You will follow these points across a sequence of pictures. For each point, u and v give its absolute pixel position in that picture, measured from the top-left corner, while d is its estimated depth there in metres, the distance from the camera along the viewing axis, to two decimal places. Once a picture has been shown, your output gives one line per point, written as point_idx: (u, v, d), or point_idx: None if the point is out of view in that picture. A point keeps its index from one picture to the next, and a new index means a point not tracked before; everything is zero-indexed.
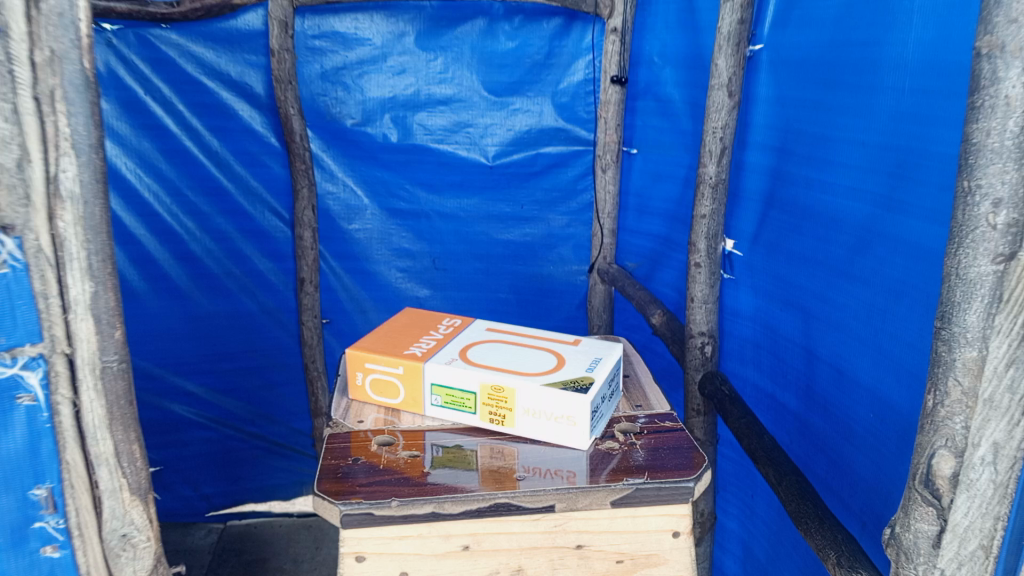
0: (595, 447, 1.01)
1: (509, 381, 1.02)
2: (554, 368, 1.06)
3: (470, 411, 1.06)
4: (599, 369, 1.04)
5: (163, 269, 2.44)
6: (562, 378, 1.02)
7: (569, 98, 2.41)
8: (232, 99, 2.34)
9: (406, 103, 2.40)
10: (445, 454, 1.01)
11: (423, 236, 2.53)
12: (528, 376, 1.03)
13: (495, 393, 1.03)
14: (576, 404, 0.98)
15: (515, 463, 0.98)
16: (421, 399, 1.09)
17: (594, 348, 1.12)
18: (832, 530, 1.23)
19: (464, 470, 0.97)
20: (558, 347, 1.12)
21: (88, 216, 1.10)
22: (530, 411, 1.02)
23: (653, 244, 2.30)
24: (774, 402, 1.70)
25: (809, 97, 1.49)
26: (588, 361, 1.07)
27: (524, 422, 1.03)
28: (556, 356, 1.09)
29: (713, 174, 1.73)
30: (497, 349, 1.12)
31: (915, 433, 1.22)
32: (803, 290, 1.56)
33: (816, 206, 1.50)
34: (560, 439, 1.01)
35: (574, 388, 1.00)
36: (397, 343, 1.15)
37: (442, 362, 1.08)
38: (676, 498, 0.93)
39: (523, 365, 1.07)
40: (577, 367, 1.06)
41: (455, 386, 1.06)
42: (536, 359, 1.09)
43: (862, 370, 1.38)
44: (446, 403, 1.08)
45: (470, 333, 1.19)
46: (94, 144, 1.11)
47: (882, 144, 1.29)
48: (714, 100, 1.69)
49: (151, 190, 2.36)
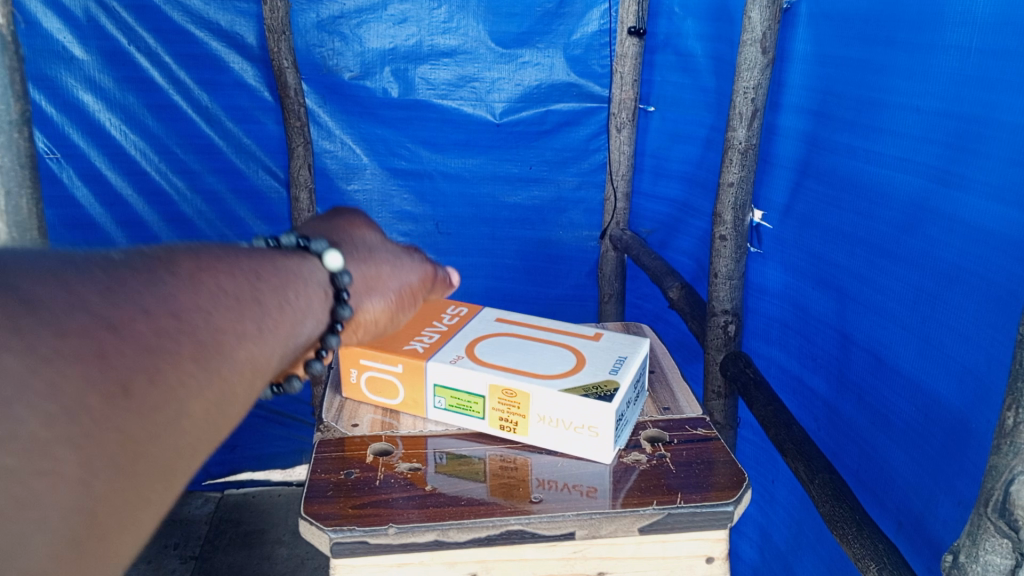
0: (619, 460, 0.90)
1: (523, 385, 0.90)
2: (573, 370, 0.94)
3: (478, 417, 0.95)
4: (624, 372, 0.92)
5: (153, 231, 2.31)
6: (581, 382, 0.90)
7: (582, 50, 2.24)
8: (223, 50, 2.17)
9: (408, 54, 2.23)
10: (451, 465, 0.90)
11: (426, 199, 2.38)
12: (545, 379, 0.91)
13: (506, 397, 0.92)
14: (599, 413, 0.86)
15: (529, 476, 0.87)
16: (423, 401, 0.98)
17: (615, 344, 1.00)
18: (872, 539, 1.13)
19: (471, 485, 0.86)
20: (576, 343, 1.00)
21: (12, 208, 1.35)
22: (544, 419, 0.90)
23: (669, 210, 2.20)
24: (801, 385, 1.59)
25: (854, 55, 1.34)
26: (611, 359, 0.95)
27: (538, 430, 0.91)
28: (574, 353, 0.97)
29: (743, 139, 1.58)
30: (507, 345, 1.00)
31: (971, 431, 1.12)
32: (838, 268, 1.44)
33: (858, 177, 1.36)
34: (580, 451, 0.90)
35: (596, 394, 0.88)
36: (396, 337, 1.03)
37: (447, 361, 0.96)
38: (713, 524, 0.82)
39: (537, 364, 0.95)
40: (599, 368, 0.94)
41: (461, 388, 0.95)
42: (553, 356, 0.97)
43: (905, 359, 1.27)
44: (450, 406, 0.97)
45: (477, 324, 1.07)
46: (15, 125, 1.35)
47: (941, 111, 1.15)
48: (745, 57, 1.53)
49: (137, 147, 2.21)
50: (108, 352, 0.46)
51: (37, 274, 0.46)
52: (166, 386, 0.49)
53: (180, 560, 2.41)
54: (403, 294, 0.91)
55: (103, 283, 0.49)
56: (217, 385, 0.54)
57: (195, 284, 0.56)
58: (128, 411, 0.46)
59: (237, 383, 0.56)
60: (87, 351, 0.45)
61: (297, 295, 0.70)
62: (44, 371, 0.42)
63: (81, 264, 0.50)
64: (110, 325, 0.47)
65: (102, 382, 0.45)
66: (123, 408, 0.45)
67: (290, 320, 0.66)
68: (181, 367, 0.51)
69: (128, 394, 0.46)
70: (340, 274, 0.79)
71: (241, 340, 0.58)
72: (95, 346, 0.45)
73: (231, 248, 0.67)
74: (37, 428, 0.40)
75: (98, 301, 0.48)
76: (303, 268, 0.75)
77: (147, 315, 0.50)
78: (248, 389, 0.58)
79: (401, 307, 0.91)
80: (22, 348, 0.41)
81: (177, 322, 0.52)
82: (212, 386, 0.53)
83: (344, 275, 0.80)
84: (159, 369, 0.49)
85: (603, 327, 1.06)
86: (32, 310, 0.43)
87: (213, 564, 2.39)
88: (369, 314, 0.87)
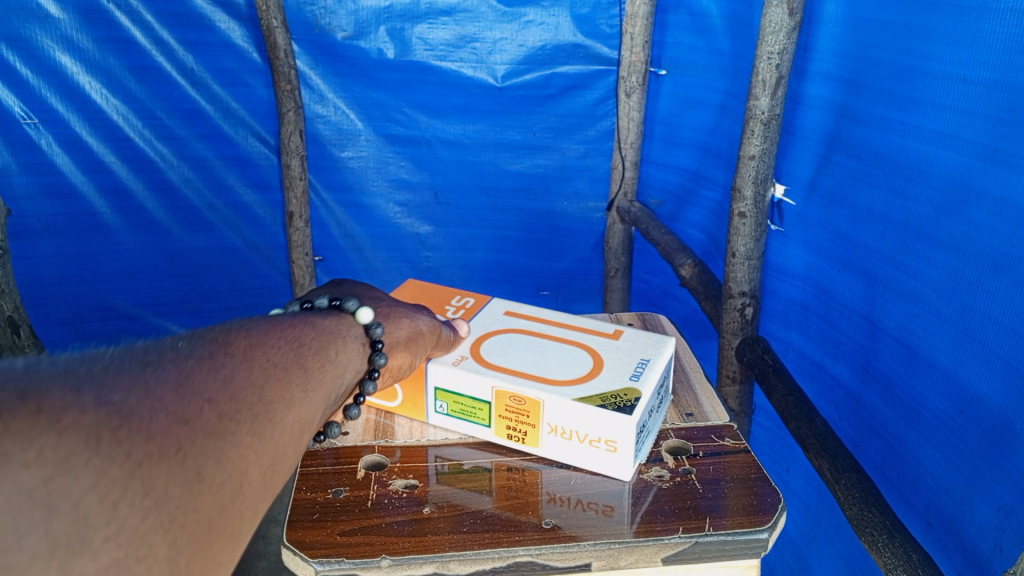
0: (640, 476, 0.84)
1: (533, 392, 0.85)
2: (591, 373, 0.88)
3: (484, 424, 0.89)
4: (646, 377, 0.87)
5: (139, 201, 2.18)
6: (599, 390, 0.85)
7: (589, 9, 2.11)
8: (209, 9, 2.04)
9: (405, 13, 2.09)
10: (452, 478, 0.84)
11: (424, 166, 2.27)
12: (559, 385, 0.86)
13: (514, 404, 0.86)
14: (616, 426, 0.81)
15: (539, 493, 0.82)
16: (423, 405, 0.93)
17: (636, 345, 0.94)
18: (904, 548, 1.06)
19: (475, 504, 0.80)
20: (593, 342, 0.95)
21: None
22: (556, 430, 0.85)
23: (679, 179, 2.11)
24: (822, 372, 1.51)
25: (892, 18, 1.22)
26: (632, 359, 0.91)
27: (548, 441, 0.86)
28: (592, 355, 0.92)
29: (766, 109, 1.48)
30: (517, 343, 0.95)
31: (1006, 429, 1.05)
32: (868, 251, 1.34)
33: (893, 152, 1.25)
34: (595, 466, 0.84)
35: (614, 405, 0.82)
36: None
37: (449, 363, 0.90)
38: (745, 552, 0.77)
39: (551, 368, 0.89)
40: (619, 372, 0.88)
41: (465, 392, 0.89)
42: (569, 356, 0.92)
43: (941, 351, 1.17)
44: (452, 411, 0.91)
45: (484, 316, 1.02)
46: None
47: (993, 83, 1.04)
48: (770, 19, 1.41)
49: (119, 112, 2.08)
50: (183, 447, 0.48)
51: (121, 377, 0.48)
52: (231, 465, 0.51)
53: None
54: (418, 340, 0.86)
55: (173, 377, 0.50)
56: (271, 453, 0.55)
57: (247, 359, 0.58)
58: (203, 491, 0.48)
59: (289, 442, 0.58)
60: (166, 450, 0.46)
61: (335, 354, 0.71)
62: (139, 474, 0.44)
63: (154, 361, 0.51)
64: (183, 417, 0.49)
65: (180, 473, 0.47)
66: (197, 493, 0.47)
67: (330, 379, 0.67)
68: (241, 444, 0.52)
69: (199, 480, 0.48)
70: (372, 326, 0.77)
71: (290, 406, 0.59)
72: (173, 444, 0.47)
73: (269, 318, 0.67)
74: (137, 521, 0.43)
75: (170, 396, 0.49)
76: (340, 325, 0.75)
77: (211, 403, 0.51)
78: (297, 449, 0.59)
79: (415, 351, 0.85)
80: (120, 456, 0.43)
81: (234, 402, 0.54)
82: (266, 454, 0.55)
83: (375, 327, 0.78)
84: (224, 450, 0.51)
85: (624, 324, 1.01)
86: (126, 418, 0.45)
87: None
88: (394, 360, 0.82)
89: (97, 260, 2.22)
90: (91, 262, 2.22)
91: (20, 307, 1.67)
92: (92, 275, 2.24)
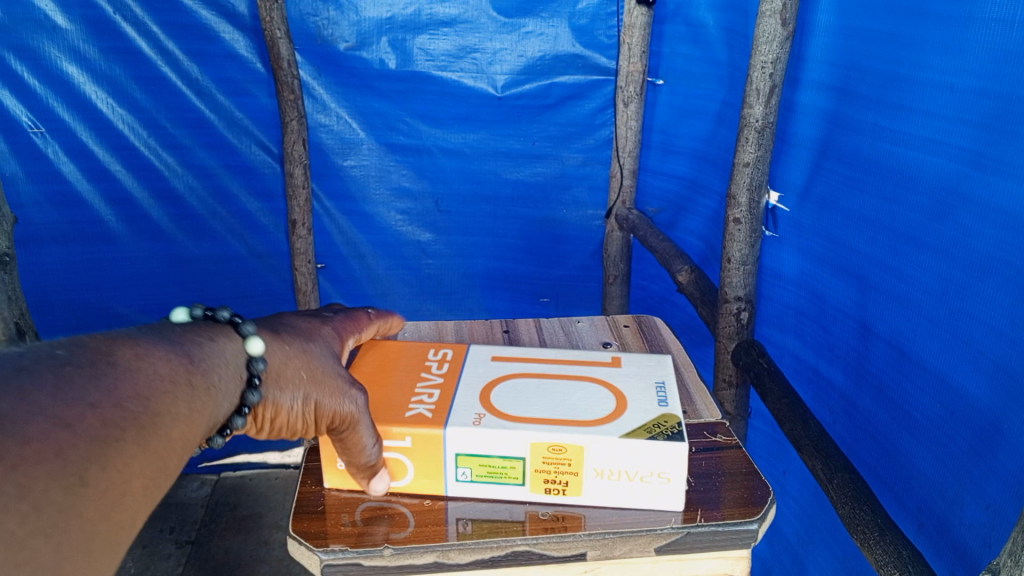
0: None
1: (576, 437, 0.81)
2: (620, 404, 0.88)
3: (516, 482, 0.84)
4: (673, 401, 0.88)
5: (143, 209, 2.21)
6: (639, 421, 0.84)
7: (588, 20, 2.15)
8: (213, 20, 2.07)
9: (406, 24, 2.12)
10: (467, 523, 0.82)
11: (425, 174, 2.30)
12: (600, 424, 0.84)
13: (554, 454, 0.82)
14: (670, 456, 0.80)
15: (566, 528, 0.81)
16: (443, 477, 0.85)
17: (640, 368, 0.96)
18: (896, 545, 1.08)
19: (485, 524, 0.82)
20: (600, 371, 0.95)
21: None
22: (602, 472, 0.82)
23: (677, 187, 2.14)
24: (817, 375, 1.54)
25: (881, 27, 1.25)
26: (649, 386, 0.91)
27: (595, 487, 0.83)
28: (608, 387, 0.91)
29: (760, 117, 1.51)
30: (527, 389, 0.91)
31: (994, 430, 1.07)
32: (860, 256, 1.36)
33: (883, 159, 1.28)
34: (642, 501, 0.83)
35: (665, 435, 0.81)
36: (390, 400, 0.90)
37: (468, 424, 0.84)
38: (736, 542, 0.81)
39: (575, 409, 0.86)
40: (645, 400, 0.88)
41: (495, 453, 0.83)
42: (585, 390, 0.90)
43: (932, 354, 1.19)
44: (478, 477, 0.85)
45: (476, 364, 0.98)
46: None
47: (979, 90, 1.07)
48: (764, 29, 1.44)
49: (125, 122, 2.11)
50: (64, 448, 0.50)
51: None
52: (118, 464, 0.54)
53: (176, 545, 2.22)
54: (310, 410, 0.77)
55: (50, 382, 0.53)
56: (158, 460, 0.58)
57: (133, 372, 0.60)
58: (86, 495, 0.50)
59: (173, 450, 0.60)
60: (46, 450, 0.49)
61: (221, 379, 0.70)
62: (18, 473, 0.46)
63: (28, 367, 0.53)
64: (50, 452, 0.49)
65: (62, 476, 0.49)
66: (82, 495, 0.50)
67: (214, 402, 0.67)
68: (126, 452, 0.55)
69: (85, 483, 0.50)
70: (255, 360, 0.74)
71: (178, 418, 0.62)
72: (54, 444, 0.49)
73: (159, 331, 0.69)
74: (16, 526, 0.45)
75: (48, 402, 0.51)
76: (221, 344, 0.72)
77: (92, 409, 0.54)
78: (184, 461, 0.62)
79: (301, 417, 0.77)
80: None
81: (120, 410, 0.56)
82: (154, 464, 0.58)
83: (258, 362, 0.74)
84: (109, 455, 0.53)
85: (611, 351, 1.03)
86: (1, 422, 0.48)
87: (210, 550, 2.20)
88: (275, 410, 0.76)
89: (101, 268, 2.25)
90: (95, 270, 2.25)
91: (26, 313, 1.69)
92: (97, 283, 2.26)
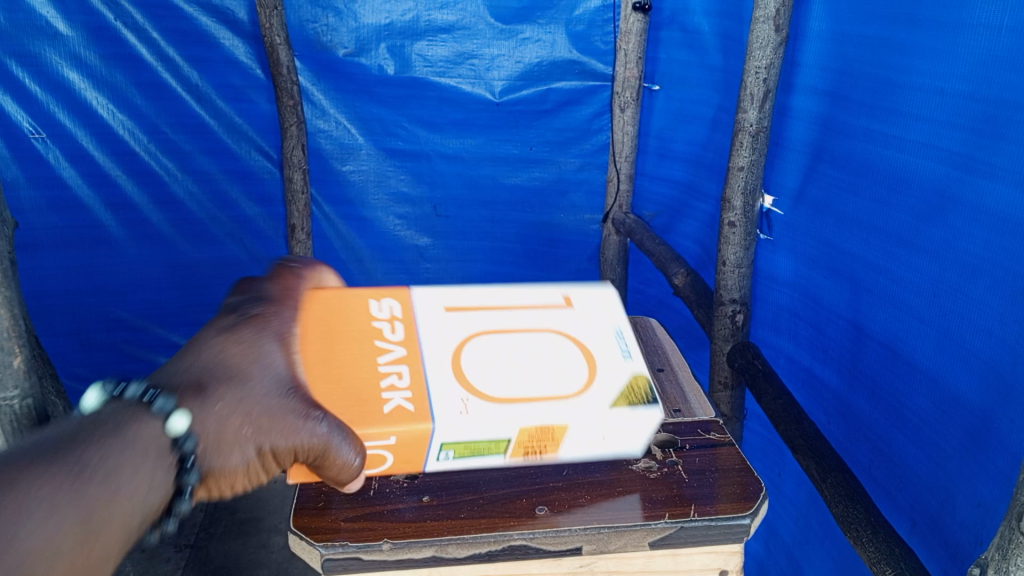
0: (664, 494, 0.86)
1: (558, 416, 0.79)
2: (590, 361, 0.84)
3: (498, 453, 0.82)
4: (636, 353, 0.86)
5: (143, 214, 2.23)
6: (615, 385, 0.82)
7: (584, 26, 2.17)
8: (213, 26, 2.06)
9: (405, 30, 2.14)
10: (464, 518, 0.83)
11: (423, 180, 2.32)
12: (579, 394, 0.80)
13: (538, 433, 0.80)
14: (645, 422, 0.81)
15: (562, 522, 0.82)
16: (423, 461, 0.81)
17: (593, 307, 0.92)
18: (888, 542, 1.10)
19: (483, 517, 0.83)
20: (559, 317, 0.90)
21: None
22: (578, 439, 0.82)
23: (673, 191, 2.16)
24: (812, 377, 1.55)
25: (872, 34, 1.27)
26: (610, 333, 0.88)
27: (570, 448, 0.83)
28: (573, 340, 0.87)
29: (754, 122, 1.52)
30: (501, 365, 0.83)
31: (985, 430, 1.09)
32: (853, 258, 1.38)
33: (875, 162, 1.30)
34: (614, 450, 0.84)
35: (643, 403, 0.80)
36: (353, 382, 0.79)
37: (456, 413, 0.77)
38: (729, 536, 0.83)
39: (546, 380, 0.82)
40: (612, 355, 0.85)
41: (481, 437, 0.79)
42: (549, 346, 0.86)
43: (924, 355, 1.21)
44: (460, 455, 0.81)
45: (434, 321, 0.88)
46: None
47: (965, 94, 1.09)
48: (757, 35, 1.46)
49: (125, 127, 2.13)
50: None
51: None
52: None
53: (175, 549, 2.22)
54: (268, 458, 0.68)
55: None
56: None
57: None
58: None
59: None
60: None
61: (132, 473, 0.61)
62: None
63: None
64: None
65: None
66: None
67: (122, 504, 0.60)
68: None
69: None
70: (179, 439, 0.65)
71: (54, 552, 0.54)
72: None
73: (56, 437, 0.61)
74: None
75: None
76: (129, 432, 0.63)
77: None
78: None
79: (262, 467, 0.69)
80: None
81: None
82: None
83: (184, 441, 0.65)
84: None
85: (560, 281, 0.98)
86: None
87: (209, 553, 2.21)
88: (228, 474, 0.68)
89: (101, 273, 2.27)
90: (96, 275, 2.27)
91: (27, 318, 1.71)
92: (96, 288, 2.29)
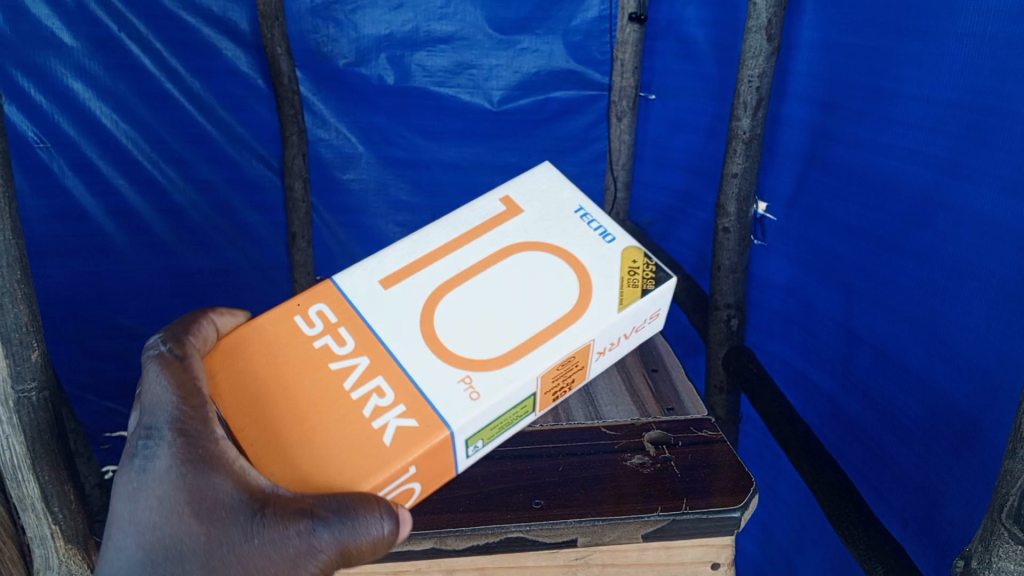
0: (656, 489, 0.89)
1: (579, 338, 0.92)
2: (584, 280, 0.98)
3: (527, 412, 0.92)
4: (617, 238, 1.02)
5: (145, 221, 2.26)
6: (613, 286, 0.97)
7: (582, 36, 2.17)
8: (215, 37, 2.09)
9: (404, 41, 2.15)
10: (463, 513, 0.87)
11: (423, 188, 2.36)
12: (585, 313, 0.94)
13: (562, 366, 0.93)
14: (664, 292, 1.00)
15: (556, 514, 0.85)
16: (453, 462, 0.87)
17: (548, 214, 1.06)
18: (878, 541, 1.12)
19: (481, 512, 0.87)
20: (525, 257, 1.00)
21: None
22: (603, 349, 0.97)
23: (669, 200, 2.20)
24: (805, 379, 1.58)
25: (862, 44, 1.30)
26: (579, 224, 1.04)
27: (598, 364, 0.98)
28: (556, 258, 1.00)
29: (748, 129, 1.55)
30: (481, 345, 0.91)
31: (975, 432, 1.11)
32: (845, 262, 1.41)
33: (866, 168, 1.32)
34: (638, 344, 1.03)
35: (650, 280, 0.98)
36: (331, 414, 0.84)
37: (467, 399, 0.86)
38: (720, 530, 0.85)
39: (545, 313, 0.94)
40: (597, 256, 1.00)
41: (503, 408, 0.88)
42: (527, 287, 0.97)
43: (914, 357, 1.23)
44: (489, 438, 0.90)
45: (383, 313, 0.94)
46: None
47: (953, 102, 1.12)
48: (750, 45, 1.48)
49: (129, 137, 2.14)
50: None
51: None
52: None
53: None
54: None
55: None
56: None
57: None
58: None
59: None
60: None
61: None
62: None
63: None
64: None
65: None
66: None
67: None
68: None
69: None
70: None
71: None
72: None
73: None
74: None
75: None
76: None
77: None
78: None
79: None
80: None
81: None
82: None
83: None
84: None
85: (495, 188, 1.12)
86: None
87: None
88: None
89: (104, 280, 2.30)
90: (98, 282, 2.30)
91: None
92: (98, 295, 2.32)
